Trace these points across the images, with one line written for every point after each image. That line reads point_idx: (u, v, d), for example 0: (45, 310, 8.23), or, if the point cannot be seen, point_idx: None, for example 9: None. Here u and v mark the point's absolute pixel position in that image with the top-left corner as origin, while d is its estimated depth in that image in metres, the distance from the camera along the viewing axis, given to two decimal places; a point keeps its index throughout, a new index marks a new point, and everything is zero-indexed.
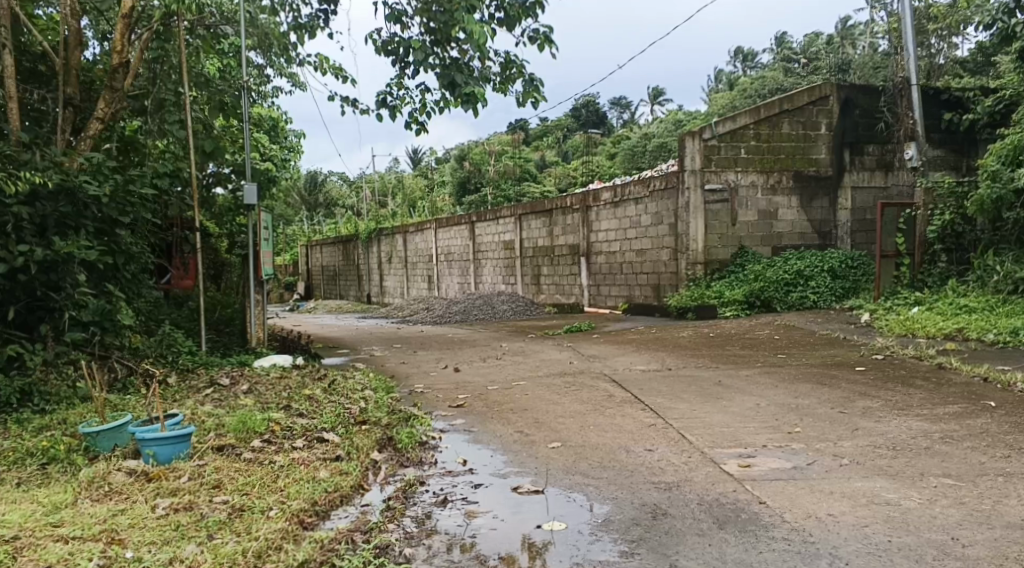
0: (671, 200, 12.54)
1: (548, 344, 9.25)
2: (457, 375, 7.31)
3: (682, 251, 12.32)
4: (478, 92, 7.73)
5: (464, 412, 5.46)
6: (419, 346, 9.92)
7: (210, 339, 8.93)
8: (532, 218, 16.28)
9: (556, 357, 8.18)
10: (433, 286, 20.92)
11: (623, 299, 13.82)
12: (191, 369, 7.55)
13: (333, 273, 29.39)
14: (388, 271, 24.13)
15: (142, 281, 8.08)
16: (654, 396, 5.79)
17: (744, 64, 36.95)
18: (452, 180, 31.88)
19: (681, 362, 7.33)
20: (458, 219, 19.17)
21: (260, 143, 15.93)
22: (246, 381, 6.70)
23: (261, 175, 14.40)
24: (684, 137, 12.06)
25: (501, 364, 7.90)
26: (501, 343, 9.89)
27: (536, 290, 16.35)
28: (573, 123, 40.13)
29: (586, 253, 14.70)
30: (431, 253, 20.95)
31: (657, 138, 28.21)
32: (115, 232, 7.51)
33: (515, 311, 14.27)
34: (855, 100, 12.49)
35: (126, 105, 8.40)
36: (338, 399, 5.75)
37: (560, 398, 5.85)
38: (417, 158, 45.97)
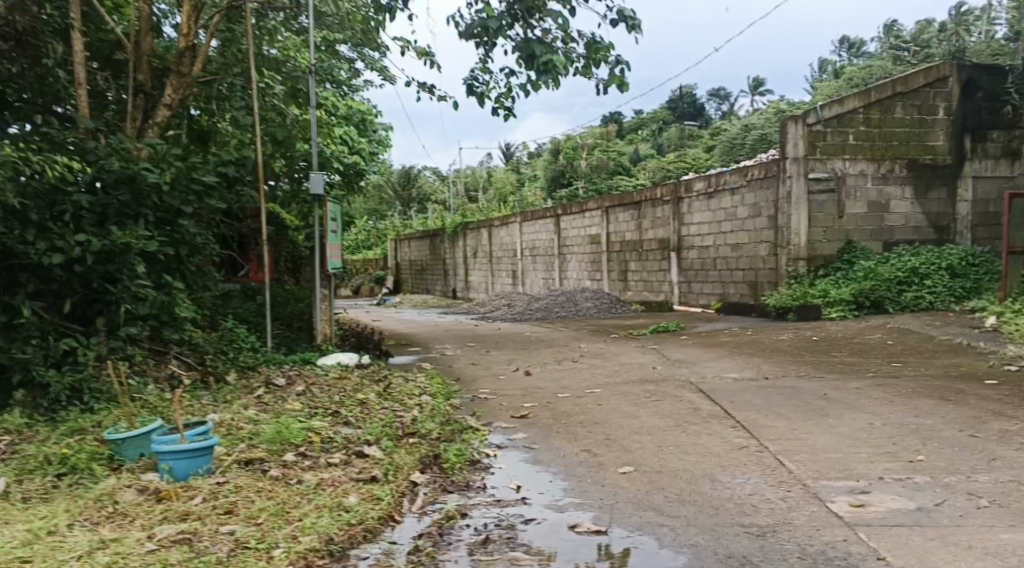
0: (770, 190, 11.62)
1: (631, 346, 8.56)
2: (528, 379, 6.73)
3: (782, 246, 11.37)
4: (557, 60, 7.09)
5: (527, 425, 4.86)
6: (493, 345, 9.38)
7: (278, 335, 8.64)
8: (620, 210, 15.55)
9: (638, 361, 7.49)
10: (517, 281, 20.43)
11: (716, 297, 12.95)
12: (251, 367, 7.24)
13: (421, 267, 29.30)
14: (474, 266, 23.78)
15: (206, 274, 7.84)
16: (746, 410, 5.06)
17: (851, 52, 34.87)
18: (543, 175, 31.33)
19: (778, 369, 6.54)
20: (544, 212, 18.59)
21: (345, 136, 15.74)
22: (303, 382, 6.28)
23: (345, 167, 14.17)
24: (787, 122, 11.16)
25: (578, 367, 7.27)
26: (581, 343, 9.25)
27: (623, 287, 15.61)
28: (667, 115, 38.92)
29: (676, 248, 13.89)
30: (516, 247, 20.44)
31: (756, 129, 26.84)
32: (177, 222, 7.25)
33: (600, 308, 13.59)
34: (977, 81, 11.31)
35: (195, 91, 8.19)
36: (394, 404, 5.26)
37: (638, 410, 5.19)
38: (509, 153, 45.65)
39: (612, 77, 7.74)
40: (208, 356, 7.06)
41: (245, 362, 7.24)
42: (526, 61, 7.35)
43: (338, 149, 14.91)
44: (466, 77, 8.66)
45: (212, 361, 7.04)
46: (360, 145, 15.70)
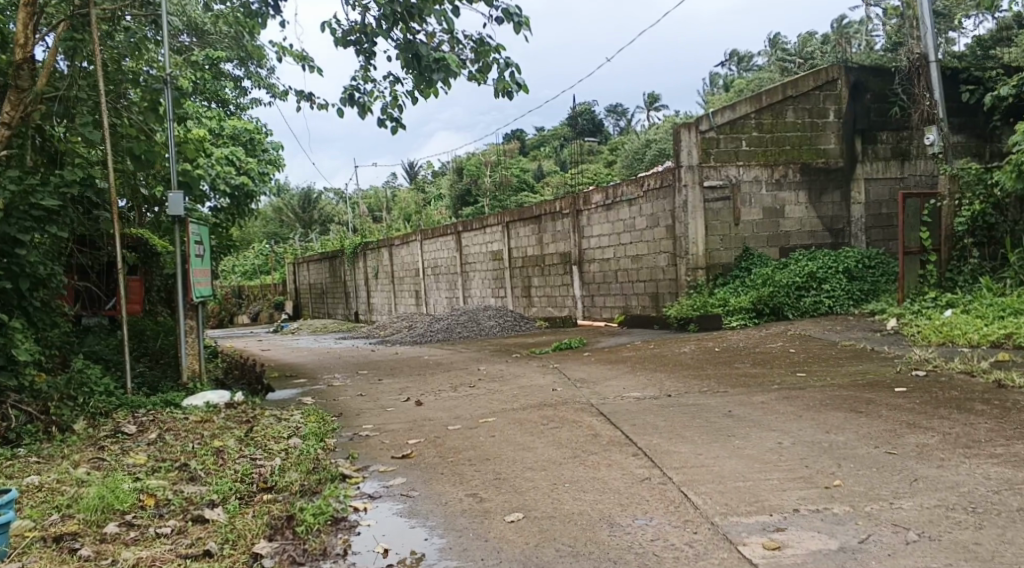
0: (666, 200, 11.42)
1: (531, 367, 8.10)
2: (417, 410, 6.16)
3: (681, 256, 11.17)
4: (450, 62, 6.59)
5: (406, 466, 4.30)
6: (386, 372, 8.76)
7: (141, 374, 7.81)
8: (520, 225, 15.16)
9: (537, 382, 7.03)
10: (420, 302, 19.82)
11: (619, 310, 12.67)
12: (105, 413, 6.41)
13: (321, 291, 28.28)
14: (375, 288, 23.01)
15: (52, 308, 6.99)
16: (649, 434, 4.64)
17: (741, 66, 35.75)
18: (449, 193, 30.77)
19: (682, 386, 6.17)
20: (444, 229, 18.06)
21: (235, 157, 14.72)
22: (158, 428, 5.54)
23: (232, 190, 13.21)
24: (679, 129, 10.95)
25: (472, 393, 6.74)
26: (479, 366, 8.74)
27: (527, 304, 15.21)
28: (568, 130, 39.06)
29: (577, 261, 13.57)
30: (417, 267, 19.82)
31: (656, 142, 27.02)
32: (14, 251, 6.43)
33: (502, 327, 13.12)
34: (865, 83, 11.41)
35: (37, 107, 7.35)
36: (256, 452, 4.60)
37: (531, 441, 4.69)
38: (412, 172, 44.98)
39: (503, 80, 7.31)
40: (55, 401, 6.14)
41: (96, 408, 6.37)
42: (413, 63, 6.82)
43: (222, 169, 13.10)
44: (348, 86, 8.06)
45: (57, 407, 6.12)
46: (251, 165, 13.76)
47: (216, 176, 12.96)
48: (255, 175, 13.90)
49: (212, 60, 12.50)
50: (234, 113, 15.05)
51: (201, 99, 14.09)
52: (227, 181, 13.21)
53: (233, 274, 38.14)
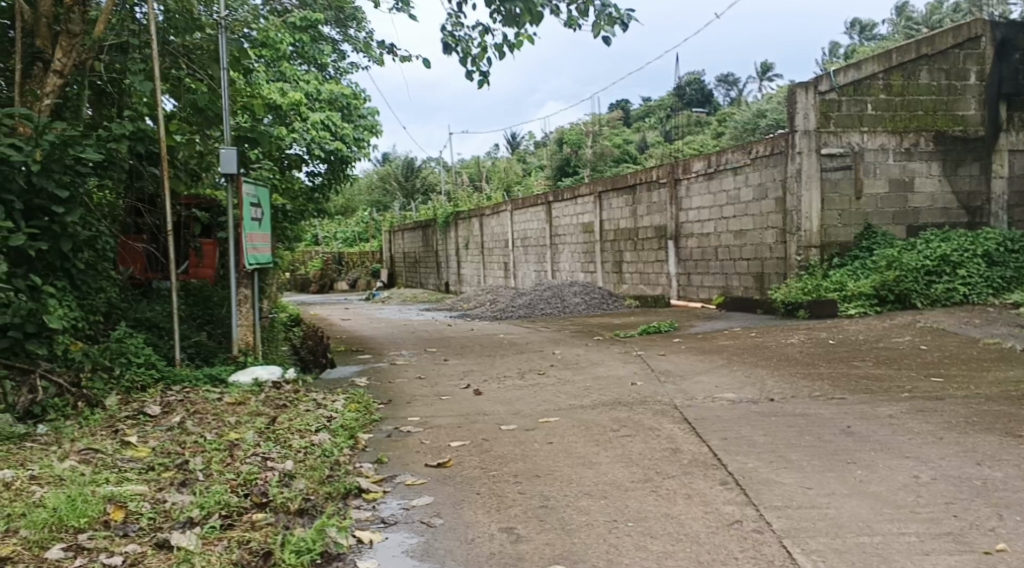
0: (778, 168, 10.23)
1: (613, 353, 7.26)
2: (476, 400, 5.42)
3: (793, 232, 9.96)
4: None
5: (443, 479, 3.54)
6: (456, 352, 8.07)
7: (195, 344, 7.36)
8: (613, 195, 14.20)
9: (616, 374, 6.18)
10: (509, 274, 19.11)
11: (718, 290, 11.60)
12: (143, 387, 5.93)
13: (414, 260, 28.01)
14: (465, 258, 22.46)
15: (98, 271, 6.55)
16: (744, 455, 3.74)
17: (864, 34, 33.09)
18: (548, 163, 29.87)
19: (787, 389, 5.22)
20: (534, 199, 17.25)
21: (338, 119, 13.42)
22: (184, 410, 4.99)
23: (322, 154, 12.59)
24: (795, 89, 9.82)
25: (542, 383, 5.96)
26: (555, 349, 7.94)
27: (617, 280, 14.27)
28: (673, 100, 37.32)
29: (674, 236, 12.54)
30: (507, 238, 19.12)
31: (768, 114, 25.21)
32: (52, 208, 5.98)
33: (589, 305, 12.24)
34: (1013, 40, 10.02)
35: (92, 55, 6.92)
36: (274, 448, 3.92)
37: (598, 453, 3.88)
38: (513, 143, 44.28)
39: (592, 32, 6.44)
40: (87, 374, 5.67)
41: (131, 381, 5.87)
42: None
43: (315, 133, 12.35)
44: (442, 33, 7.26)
45: (89, 380, 5.64)
46: (344, 131, 12.94)
47: (309, 141, 12.29)
48: (349, 141, 13.08)
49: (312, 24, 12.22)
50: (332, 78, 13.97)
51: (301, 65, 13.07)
52: (320, 146, 12.50)
53: (333, 241, 38.52)
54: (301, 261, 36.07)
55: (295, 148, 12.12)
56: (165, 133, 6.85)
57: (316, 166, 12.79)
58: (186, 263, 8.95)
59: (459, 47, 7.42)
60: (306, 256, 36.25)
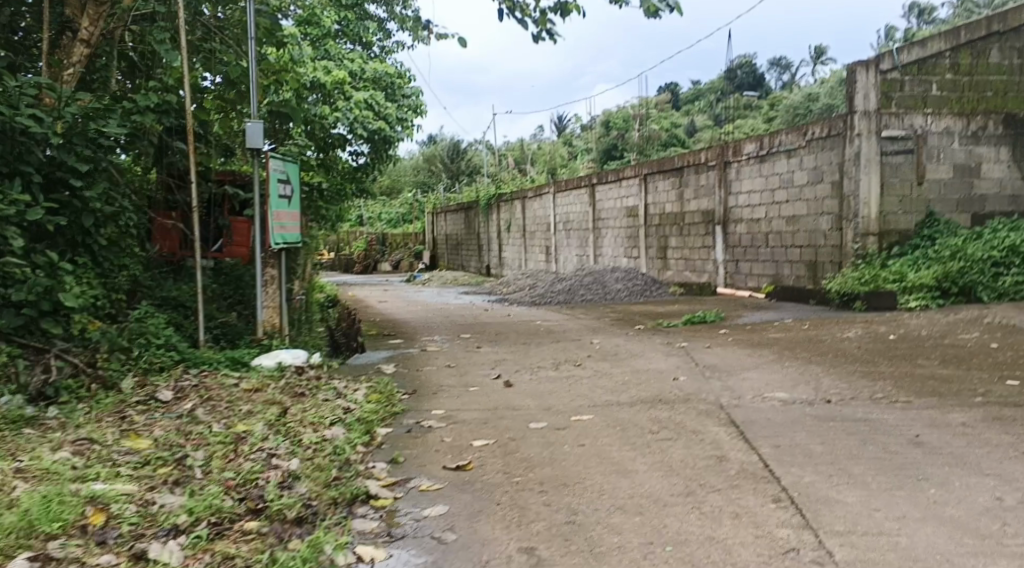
0: (835, 151, 9.65)
1: (655, 344, 6.86)
2: (506, 393, 5.09)
3: (849, 219, 9.38)
4: None
5: (461, 484, 3.21)
6: (490, 339, 7.74)
7: (221, 325, 7.13)
8: (659, 178, 13.70)
9: (657, 367, 5.79)
10: (550, 258, 18.72)
11: (768, 279, 11.07)
12: (162, 369, 5.72)
13: (455, 242, 27.75)
14: (507, 242, 22.11)
15: (121, 248, 6.35)
16: (797, 467, 3.35)
17: (925, 17, 31.73)
18: (596, 146, 29.32)
19: (845, 389, 4.78)
20: (578, 181, 16.81)
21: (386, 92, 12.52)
22: (197, 396, 4.72)
23: (362, 131, 11.31)
24: (855, 67, 9.23)
25: (578, 376, 5.59)
26: (594, 338, 7.57)
27: (662, 266, 13.79)
28: (723, 83, 36.35)
29: (722, 222, 12.03)
30: (549, 221, 18.72)
31: (822, 98, 24.29)
32: (72, 183, 5.77)
33: (632, 292, 11.80)
34: None
35: (119, 24, 6.69)
36: (282, 442, 3.63)
37: (633, 459, 3.51)
38: (560, 126, 43.75)
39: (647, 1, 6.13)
40: (104, 354, 5.47)
41: (149, 362, 5.66)
42: None
43: (359, 113, 11.32)
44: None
45: (105, 361, 5.45)
46: (389, 111, 11.93)
47: (352, 120, 11.19)
48: (394, 122, 12.04)
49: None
50: (379, 57, 13.39)
51: (346, 44, 12.74)
52: (365, 126, 11.40)
53: (377, 222, 38.49)
54: (345, 242, 36.11)
55: (339, 129, 11.09)
56: (191, 106, 6.61)
57: (360, 146, 11.74)
58: (219, 242, 8.52)
59: (517, 12, 7.00)
60: (350, 236, 36.26)
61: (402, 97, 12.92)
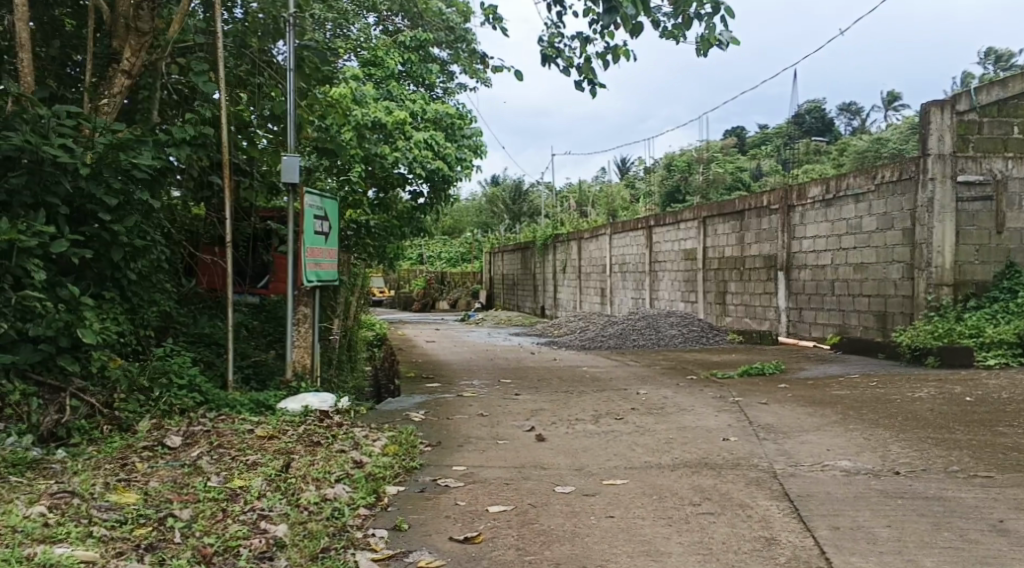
0: (906, 195, 9.07)
1: (707, 398, 6.38)
2: (537, 448, 4.69)
3: (921, 269, 8.75)
4: None
5: (464, 561, 2.84)
6: (531, 386, 7.35)
7: (252, 363, 6.90)
8: (719, 221, 13.20)
9: (706, 424, 5.32)
10: (606, 301, 18.26)
11: (833, 329, 10.46)
12: (183, 410, 5.49)
13: (512, 282, 27.49)
14: (562, 283, 21.74)
15: (152, 282, 6.22)
16: (859, 559, 2.88)
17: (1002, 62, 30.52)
18: (658, 189, 28.87)
19: (915, 459, 4.25)
20: (635, 223, 16.40)
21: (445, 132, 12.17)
22: (206, 442, 4.45)
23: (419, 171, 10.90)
24: (930, 108, 8.69)
25: (618, 431, 5.17)
26: (641, 388, 7.12)
27: (721, 312, 13.22)
28: (790, 127, 35.60)
29: (785, 267, 11.47)
30: (605, 263, 18.30)
31: (893, 143, 23.41)
32: (101, 216, 5.65)
33: (686, 338, 11.28)
34: None
35: (162, 57, 6.63)
36: (277, 501, 3.32)
37: (666, 537, 3.08)
38: (623, 169, 43.49)
39: (703, 36, 5.78)
40: (122, 394, 5.28)
41: (168, 403, 5.44)
42: None
43: (418, 153, 10.99)
44: (540, 41, 6.60)
45: (122, 401, 5.26)
46: (449, 152, 11.52)
47: (411, 160, 10.82)
48: (453, 162, 11.65)
49: (420, 40, 12.03)
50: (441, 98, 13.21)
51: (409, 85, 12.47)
52: (423, 166, 11.02)
53: (437, 261, 38.55)
54: (404, 280, 36.25)
55: (399, 168, 10.73)
56: (228, 139, 6.49)
57: (419, 186, 11.39)
58: (266, 277, 8.46)
59: (558, 60, 6.75)
60: (410, 274, 36.39)
61: (463, 137, 12.44)
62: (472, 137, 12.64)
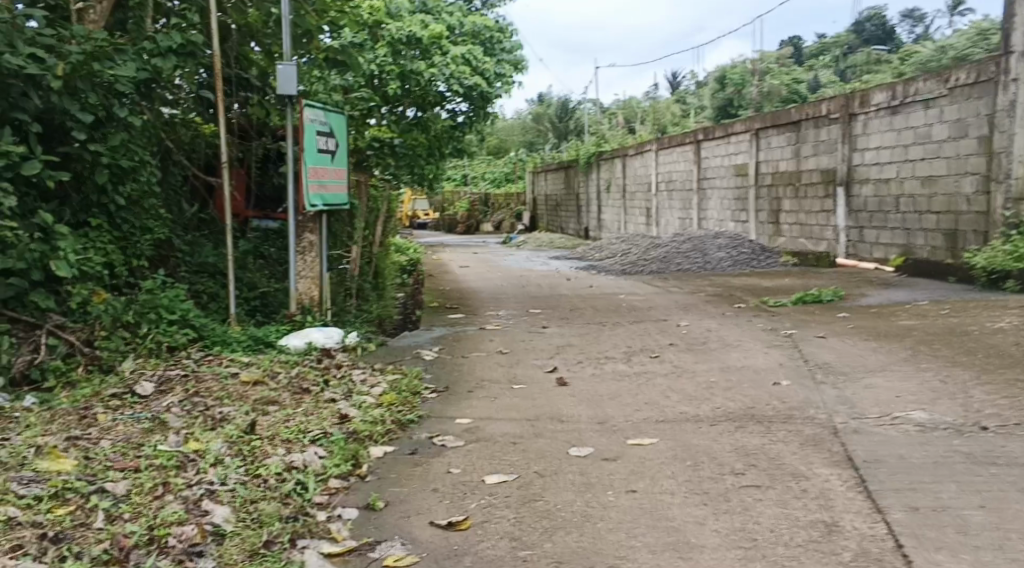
0: (986, 99, 8.06)
1: (756, 331, 5.70)
2: (557, 395, 4.10)
3: (1000, 181, 7.81)
4: None
5: (445, 557, 2.27)
6: (562, 316, 6.75)
7: (258, 295, 6.38)
8: (774, 133, 12.20)
9: (754, 364, 4.66)
10: (651, 221, 17.43)
11: (897, 249, 9.60)
12: (174, 347, 5.00)
13: (555, 203, 26.66)
14: (606, 203, 20.87)
15: (143, 208, 5.69)
16: (947, 557, 2.25)
17: None
18: (708, 103, 27.44)
19: (1005, 411, 3.56)
20: (683, 137, 15.41)
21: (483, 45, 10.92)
22: (182, 390, 3.93)
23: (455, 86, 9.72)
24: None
25: (651, 372, 4.54)
26: (682, 319, 6.46)
27: (774, 232, 12.35)
28: (851, 35, 33.46)
29: (845, 183, 10.54)
30: (651, 181, 17.39)
31: (963, 48, 21.63)
32: (75, 135, 5.07)
33: (735, 262, 10.48)
34: None
35: None
36: (234, 470, 2.78)
37: (699, 522, 2.48)
38: (672, 83, 41.70)
39: None
40: (105, 331, 4.80)
41: (156, 340, 4.94)
42: None
43: (456, 68, 9.79)
44: None
45: (105, 339, 4.77)
46: (488, 66, 10.33)
47: (446, 75, 9.67)
48: (493, 78, 10.47)
49: None
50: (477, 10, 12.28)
51: None
52: (461, 82, 9.82)
53: (481, 181, 37.74)
54: (447, 202, 35.65)
55: (435, 86, 9.77)
56: (218, 46, 5.81)
57: (457, 103, 10.27)
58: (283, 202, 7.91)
59: None
60: (452, 196, 35.76)
61: (502, 51, 11.10)
62: (513, 52, 11.27)
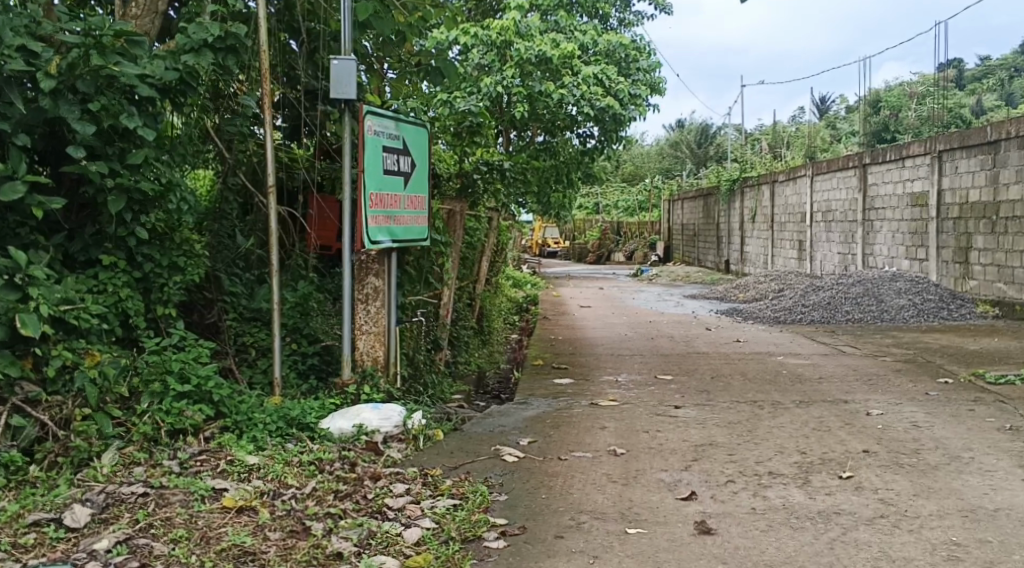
0: None
1: (991, 432, 3.90)
2: (696, 559, 2.55)
3: None
4: None
5: None
6: (701, 390, 5.13)
7: (317, 351, 5.11)
8: (963, 155, 10.07)
9: (1014, 506, 2.91)
10: (804, 256, 15.35)
11: None
12: (181, 432, 3.78)
13: (692, 233, 24.75)
14: (750, 234, 18.87)
15: (173, 243, 4.58)
16: None
17: None
18: (863, 129, 24.89)
19: None
20: (845, 161, 13.37)
21: (619, 59, 9.28)
22: (128, 521, 2.67)
23: (585, 111, 8.15)
24: None
25: (845, 512, 2.90)
26: (871, 401, 4.71)
27: (963, 274, 10.15)
28: (1022, 58, 30.04)
29: None
30: (804, 211, 15.35)
31: None
32: (75, 152, 4.01)
33: (920, 312, 8.47)
34: None
35: None
36: None
37: None
38: (822, 109, 38.89)
39: None
40: (87, 409, 3.66)
41: (156, 423, 3.74)
42: None
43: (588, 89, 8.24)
44: None
45: (85, 421, 3.62)
46: (624, 87, 8.52)
47: (575, 97, 8.11)
48: (628, 100, 8.59)
49: None
50: (614, 30, 10.98)
51: (581, 17, 10.35)
52: (593, 105, 8.20)
53: (614, 210, 36.10)
54: (578, 231, 34.33)
55: (566, 109, 8.29)
56: (268, 40, 4.64)
57: (588, 127, 8.67)
58: None
59: None
60: (584, 225, 34.44)
61: (638, 72, 9.34)
62: (649, 73, 9.54)
